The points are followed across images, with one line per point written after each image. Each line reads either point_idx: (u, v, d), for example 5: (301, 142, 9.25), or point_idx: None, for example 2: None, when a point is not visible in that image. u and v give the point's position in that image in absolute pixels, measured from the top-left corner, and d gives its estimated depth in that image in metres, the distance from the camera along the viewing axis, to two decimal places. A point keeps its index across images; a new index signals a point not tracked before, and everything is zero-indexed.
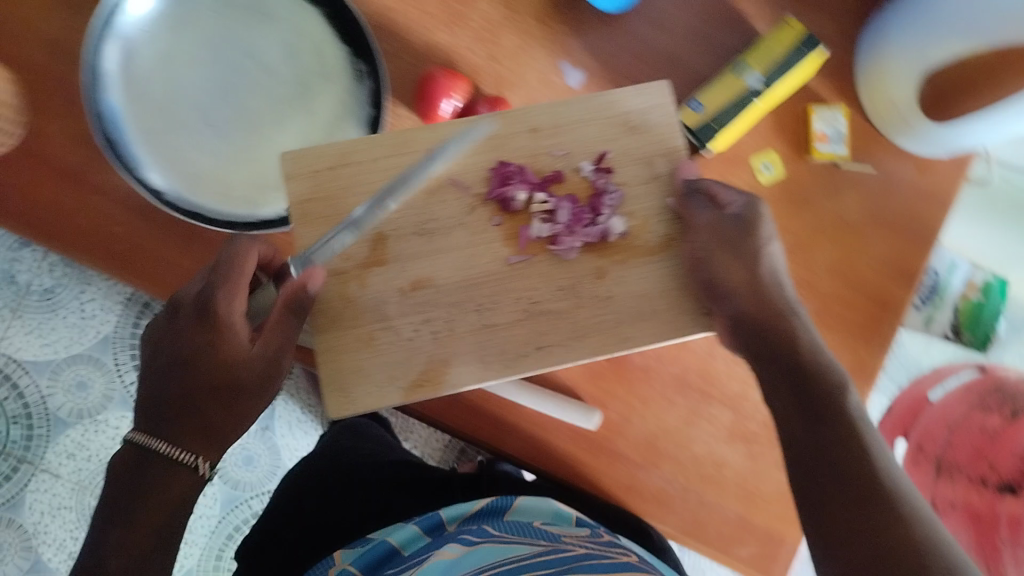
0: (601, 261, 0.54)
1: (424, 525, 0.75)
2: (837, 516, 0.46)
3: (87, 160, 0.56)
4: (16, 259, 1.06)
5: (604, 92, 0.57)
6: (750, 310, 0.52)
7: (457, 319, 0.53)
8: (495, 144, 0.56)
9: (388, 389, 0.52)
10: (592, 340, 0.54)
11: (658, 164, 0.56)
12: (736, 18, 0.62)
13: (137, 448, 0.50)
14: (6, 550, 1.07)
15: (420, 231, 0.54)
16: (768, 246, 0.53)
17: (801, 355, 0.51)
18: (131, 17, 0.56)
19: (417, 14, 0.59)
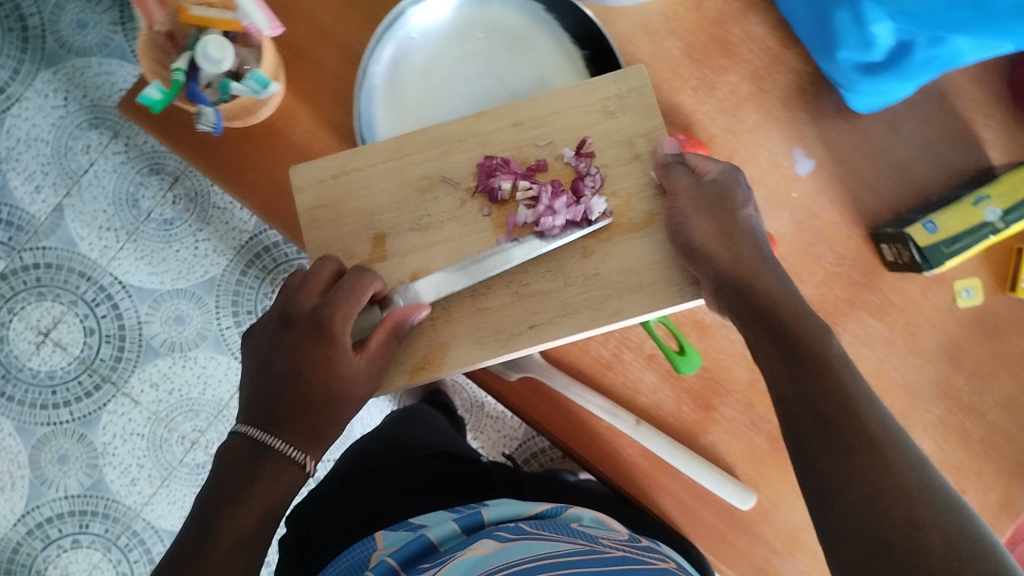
0: (586, 241, 0.52)
1: (463, 524, 0.66)
2: (822, 456, 0.42)
3: (327, 147, 0.57)
4: (143, 185, 1.08)
5: (570, 87, 0.55)
6: (728, 265, 0.48)
7: (453, 302, 0.52)
8: (473, 139, 0.55)
9: (393, 375, 0.52)
10: (581, 317, 0.52)
11: (638, 146, 0.54)
12: (972, 141, 0.61)
13: (250, 441, 0.48)
14: (71, 463, 1.06)
15: (415, 226, 0.54)
16: (747, 210, 0.50)
17: (779, 312, 0.47)
18: (413, 26, 0.56)
19: (668, 74, 0.61)
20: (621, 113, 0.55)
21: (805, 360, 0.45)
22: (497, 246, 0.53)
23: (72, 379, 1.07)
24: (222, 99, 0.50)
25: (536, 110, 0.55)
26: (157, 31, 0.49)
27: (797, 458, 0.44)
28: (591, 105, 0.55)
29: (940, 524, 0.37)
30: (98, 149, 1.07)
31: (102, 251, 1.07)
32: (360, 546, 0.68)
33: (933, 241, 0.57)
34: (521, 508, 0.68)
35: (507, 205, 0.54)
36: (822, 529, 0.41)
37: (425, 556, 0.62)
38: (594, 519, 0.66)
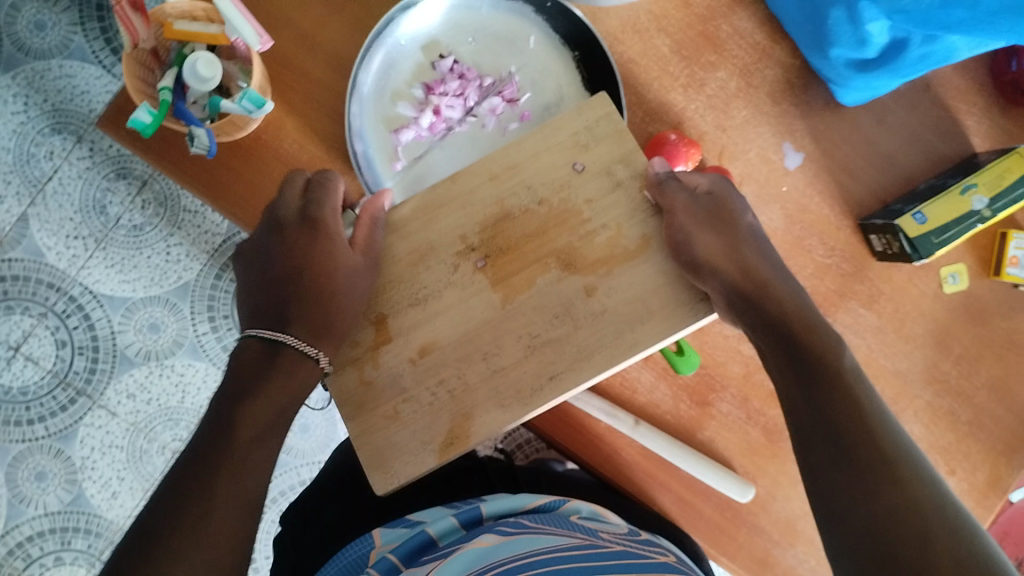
0: (587, 279, 0.50)
1: (462, 519, 0.65)
2: (828, 469, 0.43)
3: (317, 157, 0.55)
4: (110, 190, 1.05)
5: (537, 133, 0.53)
6: (735, 278, 0.49)
7: (467, 370, 0.50)
8: (453, 200, 0.53)
9: (424, 455, 0.50)
10: (599, 358, 0.49)
11: (619, 173, 0.52)
12: (956, 129, 0.62)
13: (265, 342, 0.49)
14: (49, 480, 1.04)
15: (414, 300, 0.51)
16: (746, 217, 0.52)
17: (789, 318, 0.48)
18: (404, 35, 0.56)
19: (658, 73, 0.61)
20: (594, 144, 0.53)
21: (818, 371, 0.46)
22: (500, 302, 0.51)
23: (46, 394, 1.04)
24: (209, 116, 0.50)
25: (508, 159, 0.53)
26: (142, 48, 0.49)
27: (805, 466, 0.45)
28: (564, 145, 0.53)
29: (949, 542, 0.38)
30: (62, 156, 1.04)
31: (70, 261, 1.04)
32: (357, 544, 0.67)
33: (922, 231, 0.58)
34: (522, 499, 0.67)
35: (503, 260, 0.51)
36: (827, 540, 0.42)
37: (425, 550, 0.62)
38: (593, 512, 0.65)
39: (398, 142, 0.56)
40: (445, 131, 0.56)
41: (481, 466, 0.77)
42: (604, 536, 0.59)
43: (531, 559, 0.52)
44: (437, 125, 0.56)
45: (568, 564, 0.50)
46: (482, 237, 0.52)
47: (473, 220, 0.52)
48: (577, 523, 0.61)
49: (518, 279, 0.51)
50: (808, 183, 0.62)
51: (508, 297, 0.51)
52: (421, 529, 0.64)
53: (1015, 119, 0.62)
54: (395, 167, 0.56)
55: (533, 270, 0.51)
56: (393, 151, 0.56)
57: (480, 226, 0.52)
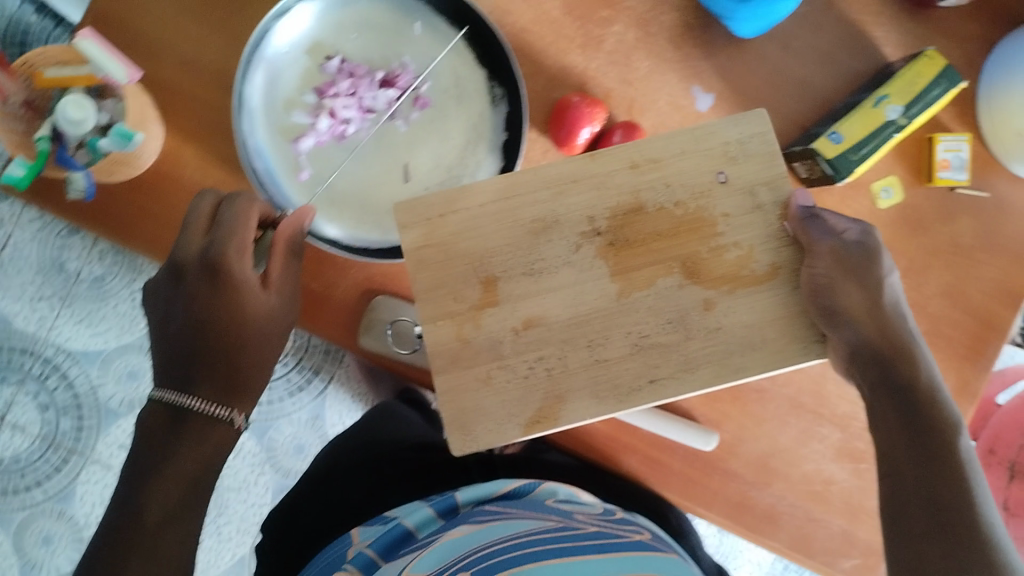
0: (708, 292, 0.46)
1: (438, 508, 0.66)
2: (924, 539, 0.43)
3: (223, 180, 0.56)
4: (66, 247, 1.04)
5: (686, 130, 0.47)
6: (871, 337, 0.46)
7: (570, 355, 0.46)
8: (589, 178, 0.47)
9: (507, 427, 0.46)
10: (702, 372, 0.46)
11: (761, 195, 0.47)
12: (863, 42, 0.62)
13: (170, 406, 0.50)
14: (56, 541, 1.04)
15: (528, 270, 0.47)
16: (889, 277, 0.48)
17: (917, 388, 0.46)
18: (285, 43, 0.55)
19: (553, 38, 0.60)
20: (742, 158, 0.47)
21: (933, 440, 0.45)
22: (616, 296, 0.47)
23: (38, 458, 1.04)
24: (93, 160, 0.50)
25: (659, 149, 0.47)
26: (12, 102, 0.49)
27: (889, 523, 0.45)
28: (711, 150, 0.47)
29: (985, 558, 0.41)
30: (13, 220, 1.04)
31: (39, 323, 1.05)
32: (336, 543, 0.67)
33: (840, 151, 0.57)
34: (494, 485, 0.68)
35: (628, 252, 0.47)
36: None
37: (403, 542, 0.63)
38: (569, 493, 0.67)
39: (299, 151, 0.55)
40: (345, 131, 0.56)
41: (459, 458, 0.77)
42: (580, 517, 0.60)
43: (499, 546, 0.53)
44: (336, 127, 0.55)
45: (544, 547, 0.51)
46: (614, 228, 0.47)
47: (604, 204, 0.47)
48: (554, 507, 0.63)
49: (640, 274, 0.47)
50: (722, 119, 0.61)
51: (626, 291, 0.47)
52: (396, 521, 0.65)
53: (919, 23, 0.62)
54: (300, 177, 0.55)
55: (655, 270, 0.47)
56: (296, 161, 0.56)
57: (612, 212, 0.47)
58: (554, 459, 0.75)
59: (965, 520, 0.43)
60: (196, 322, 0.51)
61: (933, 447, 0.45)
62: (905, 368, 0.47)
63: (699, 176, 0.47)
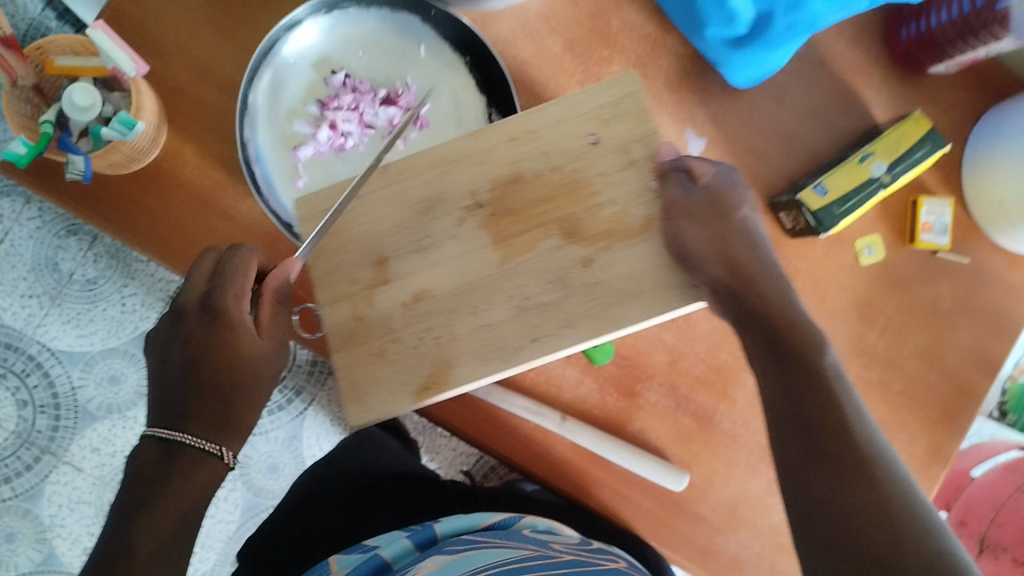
0: (586, 250, 0.47)
1: (416, 540, 0.65)
2: (805, 466, 0.44)
3: (219, 182, 0.57)
4: (62, 247, 1.02)
5: (562, 98, 0.50)
6: (726, 278, 0.47)
7: (455, 322, 0.48)
8: (469, 155, 0.50)
9: (401, 396, 0.48)
10: (583, 327, 0.46)
11: (635, 151, 0.48)
12: (853, 103, 0.63)
13: (161, 441, 0.49)
14: (18, 541, 1.03)
15: (416, 247, 0.49)
16: (743, 212, 0.50)
17: (774, 317, 0.48)
18: (292, 55, 0.57)
19: (553, 73, 0.62)
20: (616, 120, 0.49)
21: (795, 365, 0.46)
22: (499, 262, 0.48)
23: (10, 455, 1.03)
24: (96, 147, 0.51)
25: (530, 119, 0.50)
26: (21, 85, 0.50)
27: (782, 463, 0.46)
28: (586, 115, 0.49)
29: (916, 543, 0.39)
30: (12, 217, 1.02)
31: (27, 320, 1.04)
32: (316, 569, 0.66)
33: (824, 203, 0.58)
34: (476, 518, 0.67)
35: (510, 220, 0.49)
36: (800, 534, 0.43)
37: (378, 573, 0.62)
38: (548, 527, 0.67)
39: (297, 159, 0.57)
40: (344, 145, 0.57)
41: (441, 486, 0.78)
42: (557, 547, 0.60)
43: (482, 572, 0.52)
44: (335, 140, 0.57)
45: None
46: (492, 194, 0.49)
47: (485, 178, 0.50)
48: (530, 536, 0.63)
49: (519, 241, 0.48)
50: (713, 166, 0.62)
51: (508, 257, 0.48)
52: (375, 551, 0.64)
53: (907, 90, 0.64)
54: (297, 185, 0.57)
55: (536, 234, 0.48)
56: (294, 169, 0.57)
57: (492, 184, 0.49)
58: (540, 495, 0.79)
59: (847, 446, 0.43)
60: (188, 362, 0.50)
61: (797, 373, 0.46)
62: (762, 302, 0.48)
63: (575, 143, 0.49)
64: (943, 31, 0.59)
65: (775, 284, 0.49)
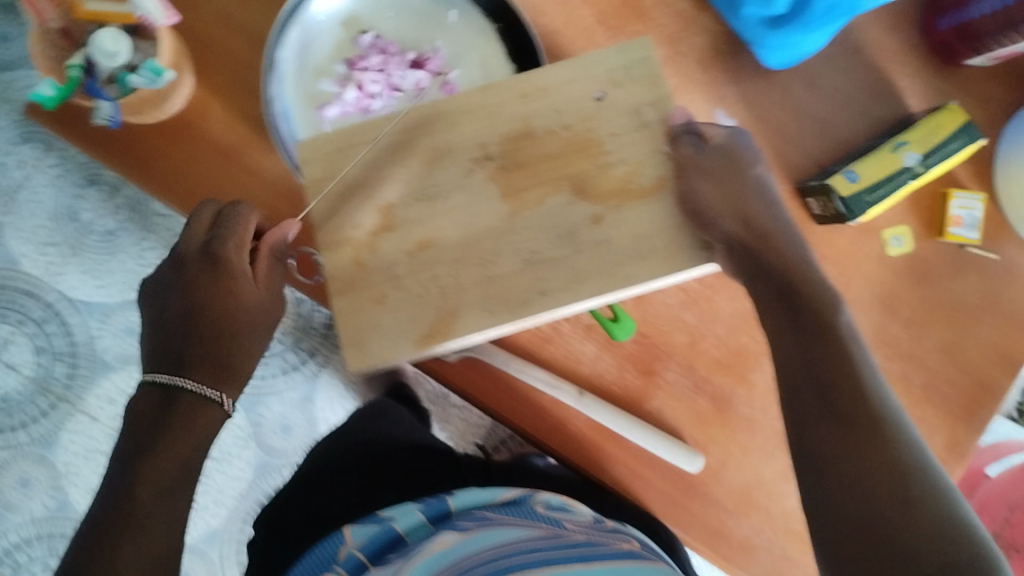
0: (597, 208, 0.47)
1: (429, 515, 0.65)
2: (816, 422, 0.43)
3: (244, 138, 0.56)
4: (81, 197, 1.04)
5: (573, 59, 0.50)
6: (739, 232, 0.47)
7: (461, 274, 0.48)
8: (480, 109, 0.50)
9: (402, 343, 0.47)
10: (593, 282, 0.46)
11: (647, 113, 0.48)
12: (890, 89, 0.62)
13: (159, 386, 0.49)
14: (34, 486, 1.04)
15: (421, 196, 0.49)
16: (757, 169, 0.50)
17: (792, 277, 0.46)
18: (323, 12, 0.56)
19: (585, 44, 0.61)
20: (628, 82, 0.49)
21: (811, 327, 0.45)
22: (507, 215, 0.48)
23: (28, 401, 1.04)
24: (123, 95, 0.51)
25: (541, 77, 0.50)
26: (49, 28, 0.50)
27: (790, 418, 0.44)
28: (597, 75, 0.49)
29: (931, 506, 0.38)
30: (33, 164, 1.04)
31: (46, 268, 1.05)
32: (325, 543, 0.66)
33: (855, 190, 0.57)
34: (490, 494, 0.67)
35: (518, 174, 0.48)
36: (807, 493, 0.42)
37: (392, 547, 0.63)
38: (562, 502, 0.66)
39: (322, 118, 0.56)
40: (370, 106, 0.56)
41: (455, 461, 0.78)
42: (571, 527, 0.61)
43: None
44: (362, 100, 0.56)
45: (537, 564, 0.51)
46: (502, 148, 0.49)
47: (496, 132, 0.49)
48: (543, 516, 0.63)
49: (528, 195, 0.48)
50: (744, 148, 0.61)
51: (516, 211, 0.48)
52: (388, 525, 0.65)
53: (946, 79, 0.62)
54: None
55: (544, 189, 0.48)
56: (319, 128, 0.56)
57: (503, 138, 0.49)
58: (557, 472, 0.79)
59: (857, 406, 0.42)
60: (188, 309, 0.50)
61: (813, 331, 0.44)
62: (778, 259, 0.47)
63: (587, 103, 0.49)
64: (984, 21, 0.58)
65: (797, 249, 0.47)
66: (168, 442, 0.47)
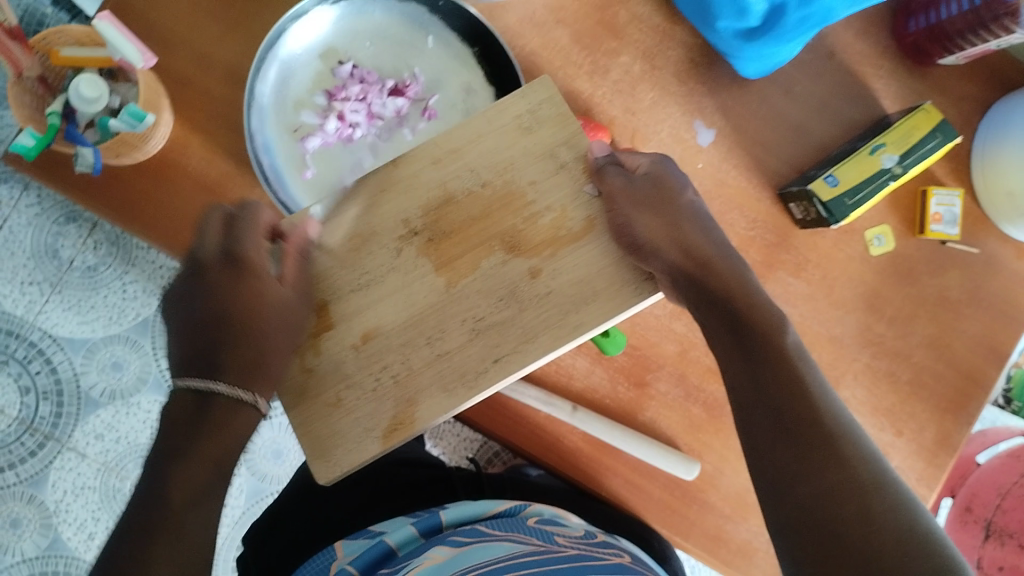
0: (532, 261, 0.48)
1: (422, 527, 0.65)
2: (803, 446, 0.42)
3: (226, 174, 0.56)
4: (61, 234, 1.02)
5: (478, 114, 0.50)
6: (678, 259, 0.47)
7: (412, 356, 0.47)
8: (396, 184, 0.50)
9: (367, 442, 0.46)
10: (543, 338, 0.47)
11: (562, 155, 0.49)
12: (863, 92, 0.63)
13: (194, 393, 0.46)
14: (24, 526, 1.03)
15: (356, 286, 0.48)
16: (688, 196, 0.50)
17: (735, 300, 0.46)
18: (300, 44, 0.56)
19: (561, 62, 0.61)
20: (538, 127, 0.50)
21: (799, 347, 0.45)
22: (445, 286, 0.48)
23: (14, 441, 1.03)
24: (103, 139, 0.51)
25: (451, 139, 0.50)
26: (27, 76, 0.50)
27: (746, 442, 0.44)
28: (505, 125, 0.50)
29: (889, 522, 0.39)
30: (11, 204, 1.02)
31: (27, 307, 1.03)
32: (321, 555, 0.66)
33: (836, 194, 0.58)
34: (485, 505, 0.67)
35: (447, 243, 0.49)
36: (770, 518, 0.42)
37: (385, 560, 0.62)
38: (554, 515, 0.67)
39: (304, 150, 0.56)
40: (352, 135, 0.57)
41: (447, 475, 0.78)
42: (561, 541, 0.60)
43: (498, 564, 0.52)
44: (343, 130, 0.56)
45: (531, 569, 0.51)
46: (426, 220, 0.49)
47: (416, 205, 0.49)
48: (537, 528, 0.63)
49: (462, 262, 0.48)
50: (724, 157, 0.62)
51: (453, 281, 0.48)
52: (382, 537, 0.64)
53: (917, 79, 0.63)
54: (304, 176, 0.56)
55: (477, 253, 0.48)
56: (302, 160, 0.56)
57: (423, 210, 0.49)
58: (546, 483, 0.79)
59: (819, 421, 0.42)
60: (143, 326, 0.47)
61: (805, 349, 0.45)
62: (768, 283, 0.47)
63: (503, 156, 0.49)
64: (953, 22, 0.59)
65: None
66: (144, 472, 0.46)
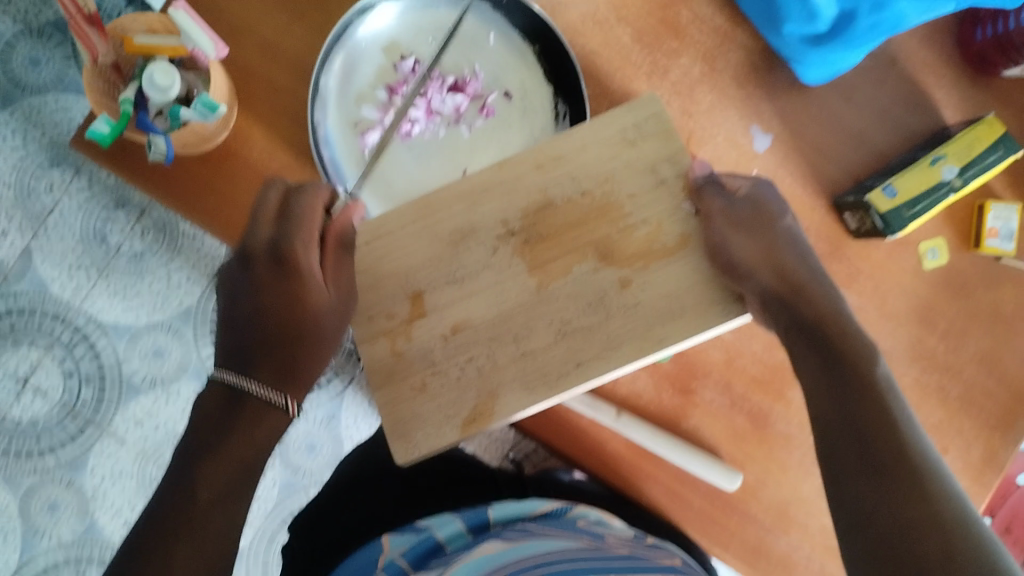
0: (623, 271, 0.50)
1: (470, 523, 0.66)
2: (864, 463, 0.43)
3: (286, 163, 0.57)
4: (111, 220, 1.04)
5: (586, 124, 0.51)
6: (773, 283, 0.48)
7: (498, 352, 0.50)
8: (499, 186, 0.52)
9: (446, 429, 0.50)
10: (626, 347, 0.49)
11: (664, 171, 0.50)
12: (923, 102, 0.62)
13: (226, 387, 0.48)
14: (62, 510, 1.04)
15: (451, 279, 0.51)
16: (786, 220, 0.50)
17: (826, 325, 0.47)
18: (363, 39, 0.57)
19: (620, 61, 0.61)
20: (641, 140, 0.51)
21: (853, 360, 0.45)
22: (536, 288, 0.50)
23: (56, 425, 1.04)
24: (173, 126, 0.52)
25: (558, 147, 0.51)
26: (102, 63, 0.52)
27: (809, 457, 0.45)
28: (610, 137, 0.51)
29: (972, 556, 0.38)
30: (62, 188, 1.04)
31: (74, 291, 1.05)
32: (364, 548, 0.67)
33: (893, 206, 0.58)
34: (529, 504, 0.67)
35: (543, 246, 0.51)
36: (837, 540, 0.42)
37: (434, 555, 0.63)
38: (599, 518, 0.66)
39: (364, 144, 0.57)
40: (410, 131, 0.57)
41: (492, 475, 0.77)
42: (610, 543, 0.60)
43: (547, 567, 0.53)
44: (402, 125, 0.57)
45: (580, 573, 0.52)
46: (524, 223, 0.51)
47: (517, 207, 0.51)
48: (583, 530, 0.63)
49: (555, 266, 0.50)
50: (780, 162, 0.62)
51: (544, 283, 0.50)
52: (429, 534, 0.65)
53: (979, 91, 0.63)
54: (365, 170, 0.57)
55: (571, 258, 0.50)
56: (361, 154, 0.57)
57: (524, 213, 0.51)
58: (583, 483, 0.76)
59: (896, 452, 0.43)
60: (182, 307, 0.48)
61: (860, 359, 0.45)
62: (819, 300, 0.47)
63: (609, 167, 0.51)
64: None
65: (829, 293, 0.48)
66: (198, 465, 0.47)
